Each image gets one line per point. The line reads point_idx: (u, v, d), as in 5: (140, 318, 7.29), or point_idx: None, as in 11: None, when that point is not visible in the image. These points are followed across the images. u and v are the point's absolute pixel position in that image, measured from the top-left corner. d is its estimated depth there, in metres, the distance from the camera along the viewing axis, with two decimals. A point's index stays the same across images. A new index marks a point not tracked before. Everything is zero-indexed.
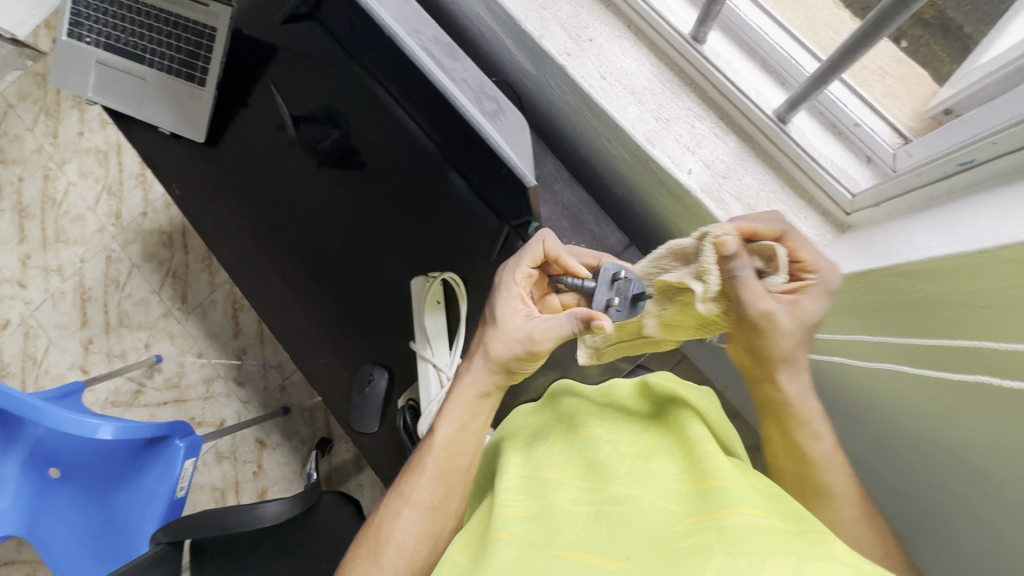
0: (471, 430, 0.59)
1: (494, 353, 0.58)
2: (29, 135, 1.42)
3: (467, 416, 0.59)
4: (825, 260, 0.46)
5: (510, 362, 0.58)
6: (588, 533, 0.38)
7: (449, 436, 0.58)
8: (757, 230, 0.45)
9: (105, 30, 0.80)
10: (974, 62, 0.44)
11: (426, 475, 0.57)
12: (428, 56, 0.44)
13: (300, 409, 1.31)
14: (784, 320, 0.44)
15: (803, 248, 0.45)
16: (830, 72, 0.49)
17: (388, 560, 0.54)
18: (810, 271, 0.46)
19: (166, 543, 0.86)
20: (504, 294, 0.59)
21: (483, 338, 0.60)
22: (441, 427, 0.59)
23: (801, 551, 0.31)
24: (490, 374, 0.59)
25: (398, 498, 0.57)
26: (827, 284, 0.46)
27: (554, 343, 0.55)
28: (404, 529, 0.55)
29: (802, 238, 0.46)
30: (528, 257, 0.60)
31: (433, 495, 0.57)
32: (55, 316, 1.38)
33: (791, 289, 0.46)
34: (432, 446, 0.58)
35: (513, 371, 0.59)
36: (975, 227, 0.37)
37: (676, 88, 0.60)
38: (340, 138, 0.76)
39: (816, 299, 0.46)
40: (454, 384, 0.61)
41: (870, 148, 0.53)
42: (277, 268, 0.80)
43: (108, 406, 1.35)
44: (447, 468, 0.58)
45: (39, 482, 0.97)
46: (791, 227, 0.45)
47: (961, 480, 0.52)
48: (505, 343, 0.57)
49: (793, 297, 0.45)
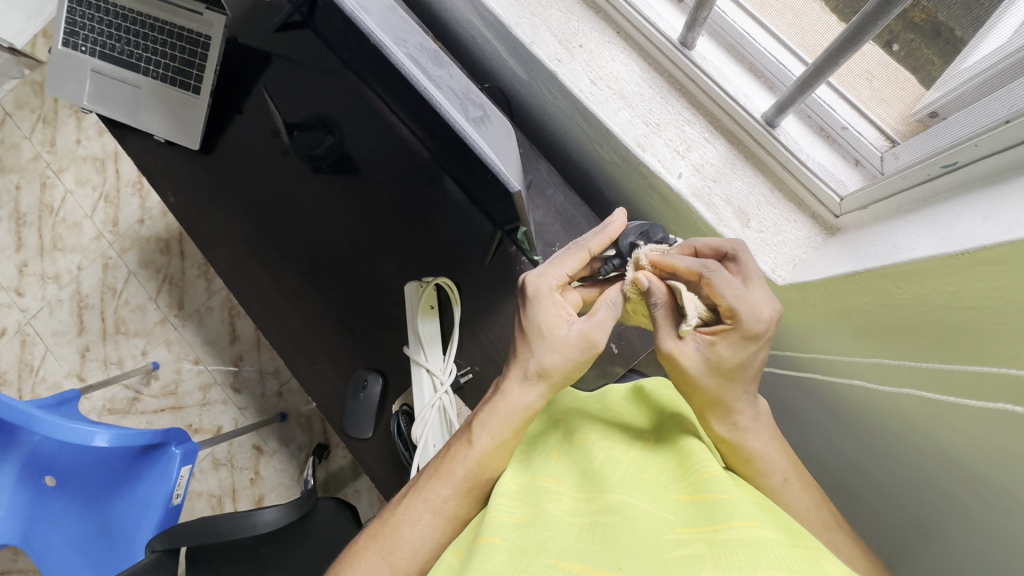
0: (510, 446, 0.55)
1: (549, 368, 0.53)
2: (27, 143, 1.43)
3: (508, 432, 0.55)
4: (750, 310, 0.48)
5: (568, 372, 0.54)
6: (581, 542, 0.38)
7: (486, 450, 0.55)
8: (676, 269, 0.52)
9: (100, 39, 0.81)
10: (959, 65, 0.44)
11: (452, 487, 0.55)
12: (415, 63, 0.44)
13: (297, 416, 1.30)
14: (692, 362, 0.50)
15: (725, 293, 0.48)
16: (815, 76, 0.49)
17: (399, 560, 0.55)
18: (730, 316, 0.49)
19: (161, 551, 0.85)
20: (548, 310, 0.55)
21: (530, 351, 0.54)
22: (478, 439, 0.55)
23: (793, 567, 0.30)
24: (541, 391, 0.54)
25: (421, 503, 0.56)
26: (747, 333, 0.48)
27: (609, 333, 0.54)
28: (420, 534, 0.55)
29: (722, 282, 0.48)
30: (569, 265, 0.56)
31: (457, 506, 0.56)
32: (52, 324, 1.38)
33: (712, 332, 0.50)
34: (466, 459, 0.55)
35: (571, 379, 0.56)
36: (959, 229, 0.38)
37: (666, 92, 0.61)
38: (334, 144, 0.78)
39: (731, 346, 0.49)
40: (494, 394, 0.56)
41: (858, 151, 0.53)
42: (272, 274, 0.80)
43: (104, 414, 1.35)
44: (476, 482, 0.55)
45: (35, 490, 0.97)
46: (706, 271, 0.49)
47: (948, 480, 0.51)
48: (562, 356, 0.53)
49: (711, 341, 0.50)
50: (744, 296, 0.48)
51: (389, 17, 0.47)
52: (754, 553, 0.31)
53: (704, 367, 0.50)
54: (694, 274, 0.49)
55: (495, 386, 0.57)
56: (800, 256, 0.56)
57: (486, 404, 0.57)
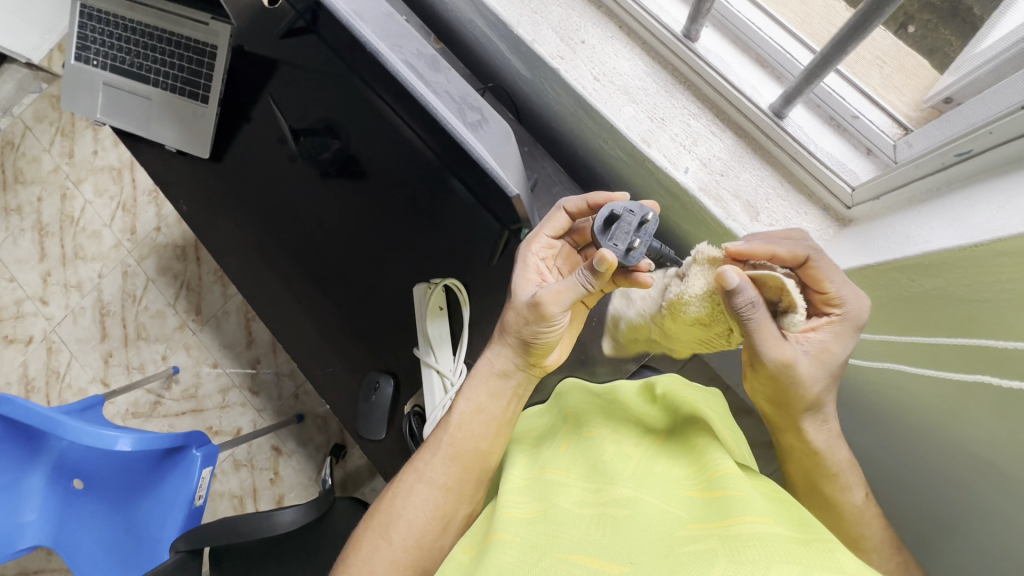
0: (485, 409, 0.58)
1: (510, 332, 0.58)
2: (46, 155, 1.46)
3: (485, 395, 0.59)
4: (853, 298, 0.46)
5: (520, 330, 0.57)
6: (592, 536, 0.38)
7: (466, 414, 0.58)
8: (779, 259, 0.46)
9: (111, 53, 0.83)
10: (973, 49, 0.43)
11: (440, 453, 0.57)
12: (411, 70, 0.44)
13: (314, 416, 1.32)
14: (802, 364, 0.46)
15: (834, 279, 0.45)
16: (822, 66, 0.48)
17: (397, 535, 0.55)
18: (836, 306, 0.46)
19: (185, 552, 0.87)
20: (517, 274, 0.59)
21: (503, 312, 0.60)
22: (458, 404, 0.59)
23: (807, 561, 0.29)
24: (513, 353, 0.59)
25: (412, 474, 0.58)
26: (852, 323, 0.46)
27: (567, 303, 0.53)
28: (416, 507, 0.56)
29: (831, 267, 0.45)
30: (548, 228, 0.61)
31: (448, 474, 0.57)
32: (76, 331, 1.42)
33: (812, 327, 0.47)
34: (449, 424, 0.58)
35: (529, 342, 0.57)
36: (974, 218, 0.37)
37: (670, 86, 0.60)
38: (341, 148, 0.77)
39: (843, 341, 0.46)
40: (474, 365, 0.61)
41: (870, 140, 0.52)
42: (283, 279, 0.81)
43: (129, 418, 1.38)
44: (462, 449, 0.57)
45: (63, 494, 1.00)
46: (818, 257, 0.45)
47: (977, 477, 0.49)
48: (520, 317, 0.57)
49: (813, 338, 0.47)
50: (852, 284, 0.46)
51: (387, 24, 0.48)
52: (766, 547, 0.31)
53: (818, 367, 0.47)
54: (808, 258, 0.45)
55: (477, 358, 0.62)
56: None
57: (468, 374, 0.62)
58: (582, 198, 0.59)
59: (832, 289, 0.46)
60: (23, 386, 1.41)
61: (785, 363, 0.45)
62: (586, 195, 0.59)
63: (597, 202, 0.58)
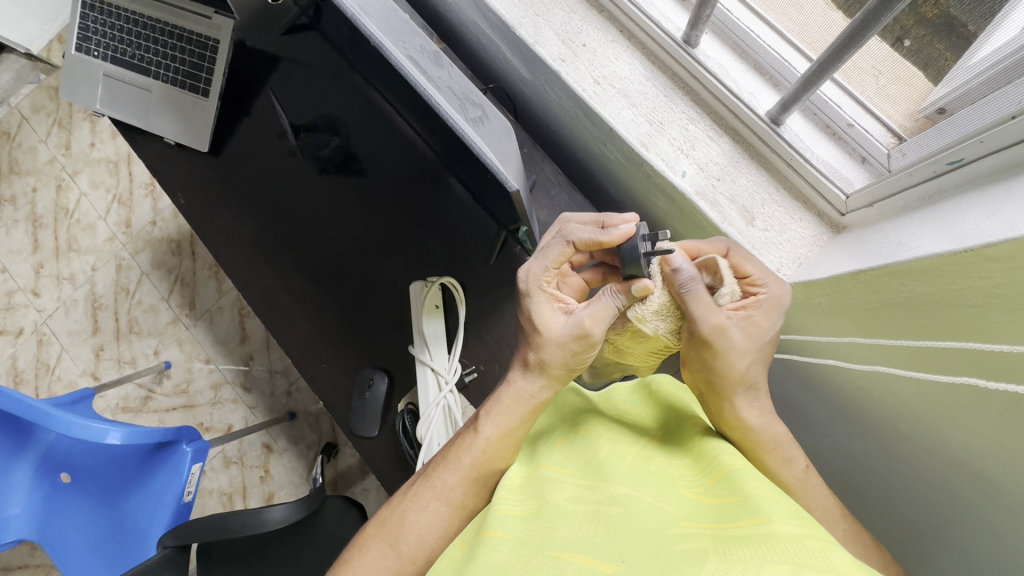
0: (517, 435, 0.56)
1: (550, 364, 0.54)
2: (43, 146, 1.46)
3: (516, 424, 0.56)
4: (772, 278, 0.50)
5: (568, 361, 0.53)
6: (585, 532, 0.38)
7: (492, 440, 0.56)
8: (701, 250, 0.52)
9: (112, 44, 0.83)
10: (968, 60, 0.43)
11: (459, 475, 0.57)
12: (414, 65, 0.46)
13: (306, 414, 1.32)
14: (732, 339, 0.49)
15: (746, 262, 0.50)
16: (819, 74, 0.49)
17: (407, 549, 0.56)
18: (758, 286, 0.50)
19: (172, 548, 0.86)
20: (536, 304, 0.55)
21: (529, 345, 0.56)
22: (485, 429, 0.56)
23: (799, 561, 0.30)
24: (552, 382, 0.56)
25: (428, 491, 0.57)
26: (776, 301, 0.50)
27: (608, 326, 0.51)
28: (429, 523, 0.57)
29: (746, 252, 0.50)
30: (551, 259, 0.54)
31: (465, 494, 0.57)
32: (67, 324, 1.41)
33: (744, 307, 0.50)
34: (473, 447, 0.56)
35: (575, 368, 0.54)
36: (963, 226, 0.38)
37: (670, 91, 0.61)
38: (340, 145, 0.78)
39: (769, 316, 0.50)
40: (502, 387, 0.57)
41: (864, 148, 0.53)
42: (279, 274, 0.81)
43: (118, 412, 1.37)
44: (483, 471, 0.57)
45: (50, 487, 0.99)
46: (732, 248, 0.50)
47: (966, 483, 0.50)
48: (558, 351, 0.53)
49: (746, 316, 0.50)
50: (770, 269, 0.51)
51: (391, 19, 0.48)
52: (759, 549, 0.31)
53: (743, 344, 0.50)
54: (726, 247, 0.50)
55: (503, 380, 0.58)
56: (805, 254, 0.55)
57: (491, 394, 0.59)
58: (593, 236, 0.51)
59: (745, 268, 0.50)
60: (11, 377, 1.40)
61: (713, 335, 0.48)
62: (595, 233, 0.51)
63: (612, 240, 0.50)
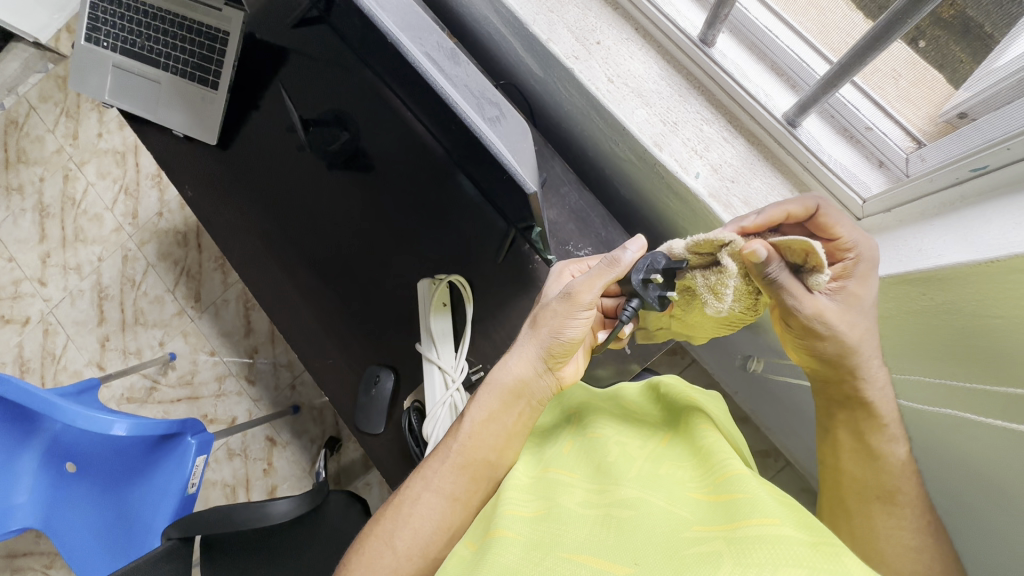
0: (501, 420, 0.58)
1: (539, 325, 0.58)
2: (50, 136, 1.46)
3: (499, 405, 0.58)
4: (858, 238, 0.46)
5: (550, 322, 0.57)
6: (596, 536, 0.38)
7: (476, 426, 0.57)
8: (789, 213, 0.46)
9: (122, 35, 0.82)
10: (991, 64, 0.42)
11: (449, 462, 0.57)
12: (432, 64, 0.45)
13: (309, 408, 1.32)
14: (832, 313, 0.45)
15: (839, 223, 0.46)
16: (841, 74, 0.48)
17: (401, 543, 0.55)
18: (848, 250, 0.46)
19: (177, 539, 0.86)
20: (554, 281, 0.63)
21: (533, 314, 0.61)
22: (471, 414, 0.58)
23: (814, 565, 0.29)
24: (532, 356, 0.58)
25: (420, 482, 0.58)
26: (867, 260, 0.45)
27: (597, 290, 0.54)
28: (422, 516, 0.56)
29: (836, 212, 0.46)
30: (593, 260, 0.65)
31: (455, 484, 0.57)
32: (73, 314, 1.41)
33: (836, 276, 0.46)
34: (459, 432, 0.58)
35: (559, 338, 0.56)
36: (986, 235, 0.37)
37: (684, 91, 0.60)
38: (349, 140, 0.78)
39: (867, 282, 0.45)
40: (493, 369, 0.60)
41: (882, 151, 0.52)
42: (286, 268, 0.81)
43: (123, 402, 1.38)
44: (472, 459, 0.57)
45: (56, 476, 0.99)
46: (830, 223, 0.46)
47: (976, 490, 0.51)
48: (549, 312, 0.57)
49: (841, 286, 0.46)
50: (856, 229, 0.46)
51: (407, 16, 0.48)
52: (772, 551, 0.30)
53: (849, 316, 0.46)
54: (816, 207, 0.46)
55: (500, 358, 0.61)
56: None
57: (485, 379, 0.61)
58: None
59: (836, 231, 0.46)
60: (18, 366, 1.41)
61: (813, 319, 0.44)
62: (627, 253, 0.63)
63: None
